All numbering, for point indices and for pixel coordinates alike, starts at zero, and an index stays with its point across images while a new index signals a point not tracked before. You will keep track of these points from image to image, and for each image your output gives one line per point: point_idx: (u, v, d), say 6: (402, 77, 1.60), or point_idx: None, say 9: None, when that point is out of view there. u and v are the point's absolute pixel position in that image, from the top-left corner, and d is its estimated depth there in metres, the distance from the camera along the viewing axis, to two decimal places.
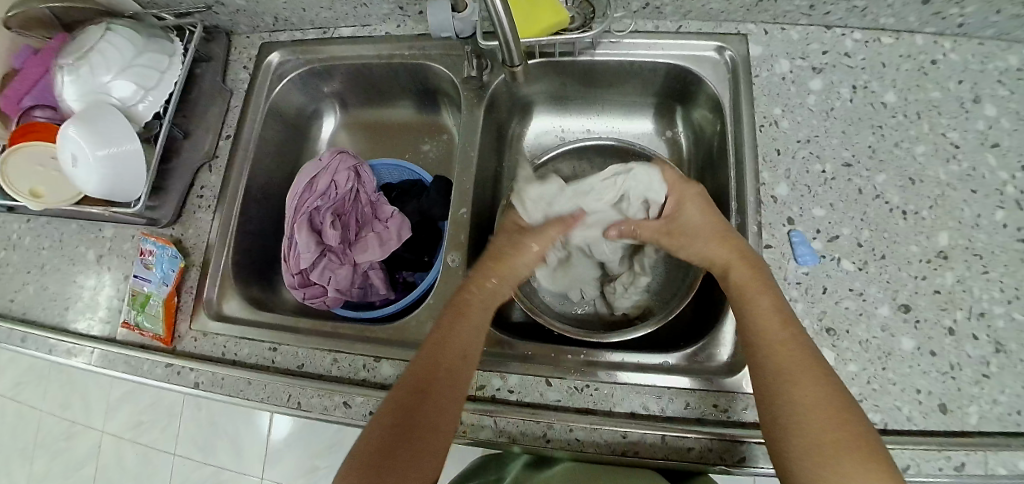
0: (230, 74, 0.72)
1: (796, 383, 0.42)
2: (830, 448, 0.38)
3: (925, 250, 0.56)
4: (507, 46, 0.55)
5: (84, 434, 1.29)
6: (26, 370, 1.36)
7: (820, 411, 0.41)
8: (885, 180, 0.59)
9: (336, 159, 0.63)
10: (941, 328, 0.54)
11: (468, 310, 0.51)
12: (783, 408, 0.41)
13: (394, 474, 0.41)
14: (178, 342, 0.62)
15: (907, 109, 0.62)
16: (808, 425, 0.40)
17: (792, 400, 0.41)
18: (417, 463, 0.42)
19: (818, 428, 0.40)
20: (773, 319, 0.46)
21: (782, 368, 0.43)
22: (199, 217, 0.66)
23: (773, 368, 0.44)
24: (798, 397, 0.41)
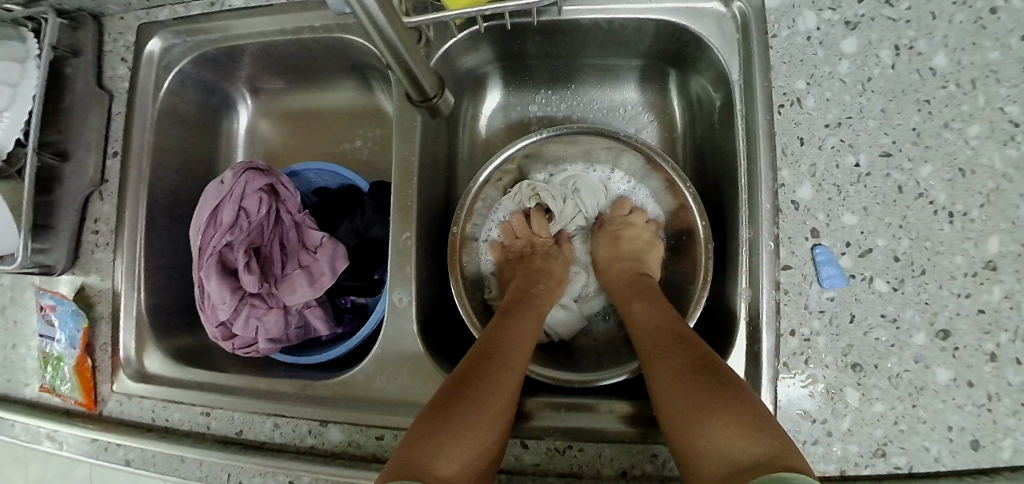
0: (109, 69, 0.57)
1: (669, 365, 0.43)
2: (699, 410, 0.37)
3: (971, 260, 0.47)
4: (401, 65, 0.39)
5: None
6: None
7: (698, 378, 0.40)
8: (929, 173, 0.48)
9: (241, 181, 0.50)
10: (981, 354, 0.46)
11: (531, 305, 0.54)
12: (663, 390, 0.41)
13: (459, 424, 0.38)
14: (102, 406, 0.54)
15: (959, 76, 0.49)
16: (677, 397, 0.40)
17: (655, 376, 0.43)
18: (473, 443, 0.37)
19: (689, 395, 0.39)
20: (651, 313, 0.50)
21: (664, 351, 0.44)
22: (100, 258, 0.55)
23: (661, 350, 0.45)
24: (671, 374, 0.42)
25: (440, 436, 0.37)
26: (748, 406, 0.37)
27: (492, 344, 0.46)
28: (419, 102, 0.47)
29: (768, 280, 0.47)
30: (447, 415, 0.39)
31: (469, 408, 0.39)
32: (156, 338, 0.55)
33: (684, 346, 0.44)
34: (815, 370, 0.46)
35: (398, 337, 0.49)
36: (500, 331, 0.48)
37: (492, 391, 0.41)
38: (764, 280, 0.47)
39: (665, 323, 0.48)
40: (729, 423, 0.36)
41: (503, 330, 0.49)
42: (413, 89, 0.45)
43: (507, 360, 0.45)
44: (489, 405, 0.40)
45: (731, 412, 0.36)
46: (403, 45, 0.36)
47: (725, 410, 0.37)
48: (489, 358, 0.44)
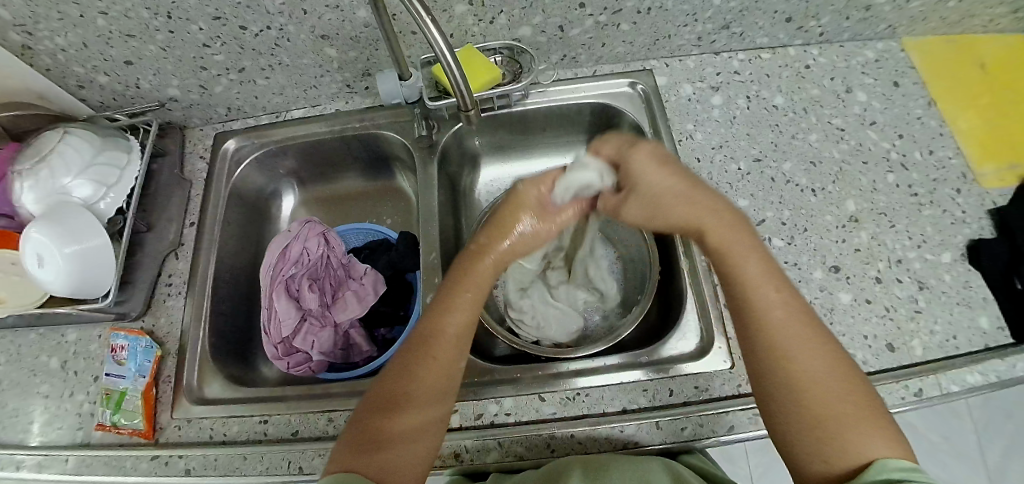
0: (188, 164, 0.74)
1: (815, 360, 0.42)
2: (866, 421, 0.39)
3: (838, 217, 0.65)
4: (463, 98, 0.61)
5: None
6: None
7: (846, 387, 0.41)
8: (790, 167, 0.69)
9: (305, 227, 0.66)
10: (869, 279, 0.61)
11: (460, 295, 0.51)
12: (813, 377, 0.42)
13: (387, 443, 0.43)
14: (160, 434, 0.58)
15: (794, 107, 0.74)
16: (836, 390, 0.41)
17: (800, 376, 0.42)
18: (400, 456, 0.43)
19: (842, 394, 0.41)
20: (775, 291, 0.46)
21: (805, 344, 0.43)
22: (170, 305, 0.65)
23: (794, 336, 0.43)
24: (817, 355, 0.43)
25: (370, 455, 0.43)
26: (888, 423, 0.40)
27: (412, 364, 0.47)
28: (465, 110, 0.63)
29: (698, 249, 0.64)
30: (381, 436, 0.44)
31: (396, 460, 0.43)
32: (216, 368, 0.63)
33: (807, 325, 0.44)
34: None
35: None
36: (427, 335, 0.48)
37: (416, 440, 0.44)
38: (695, 249, 0.64)
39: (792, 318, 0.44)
40: (850, 408, 0.40)
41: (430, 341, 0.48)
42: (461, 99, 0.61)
43: (425, 371, 0.47)
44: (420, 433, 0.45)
45: (868, 417, 0.40)
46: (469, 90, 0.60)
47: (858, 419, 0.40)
48: (422, 365, 0.47)
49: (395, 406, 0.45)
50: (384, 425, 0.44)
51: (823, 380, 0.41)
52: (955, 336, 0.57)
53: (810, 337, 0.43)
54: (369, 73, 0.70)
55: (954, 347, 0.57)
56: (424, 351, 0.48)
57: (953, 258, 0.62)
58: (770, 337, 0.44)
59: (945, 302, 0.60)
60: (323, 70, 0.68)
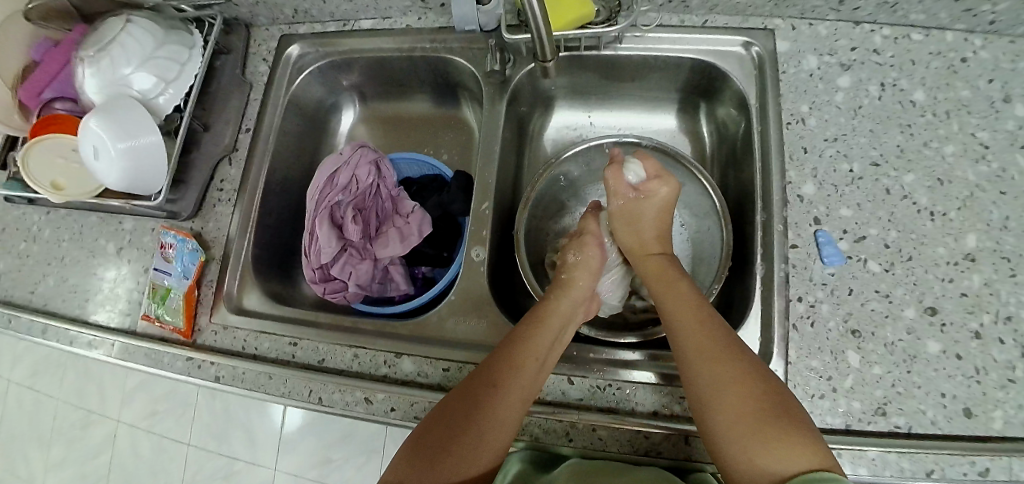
0: (250, 67, 0.71)
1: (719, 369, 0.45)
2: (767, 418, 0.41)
3: (953, 252, 0.55)
4: (541, 41, 0.55)
5: (81, 437, 1.17)
6: (20, 353, 1.25)
7: (772, 405, 0.42)
8: (913, 180, 0.58)
9: (359, 154, 0.63)
10: (967, 331, 0.53)
11: (546, 329, 0.51)
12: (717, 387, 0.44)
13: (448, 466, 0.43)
14: (198, 335, 0.62)
15: (936, 108, 0.61)
16: (733, 391, 0.43)
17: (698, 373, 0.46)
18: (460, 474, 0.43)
19: (740, 395, 0.43)
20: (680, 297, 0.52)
21: (703, 335, 0.48)
22: (219, 211, 0.66)
23: (700, 346, 0.47)
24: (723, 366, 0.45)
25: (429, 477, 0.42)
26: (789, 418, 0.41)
27: (485, 386, 0.46)
28: (540, 60, 0.58)
29: (780, 256, 0.56)
30: (438, 455, 0.43)
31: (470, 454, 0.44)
32: (257, 280, 0.65)
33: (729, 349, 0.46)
34: (821, 334, 0.53)
35: (471, 287, 0.59)
36: (508, 352, 0.49)
37: (489, 442, 0.45)
38: (776, 256, 0.57)
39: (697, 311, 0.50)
40: (773, 422, 0.41)
41: (522, 355, 0.48)
42: (541, 51, 0.57)
43: (508, 387, 0.46)
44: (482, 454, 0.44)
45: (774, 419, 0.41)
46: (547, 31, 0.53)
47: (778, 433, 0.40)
48: (490, 385, 0.46)
49: (463, 422, 0.45)
50: (443, 443, 0.44)
51: (731, 392, 0.43)
52: None
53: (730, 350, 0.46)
54: None
55: None
56: (508, 372, 0.47)
57: None
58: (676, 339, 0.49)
59: None
60: None
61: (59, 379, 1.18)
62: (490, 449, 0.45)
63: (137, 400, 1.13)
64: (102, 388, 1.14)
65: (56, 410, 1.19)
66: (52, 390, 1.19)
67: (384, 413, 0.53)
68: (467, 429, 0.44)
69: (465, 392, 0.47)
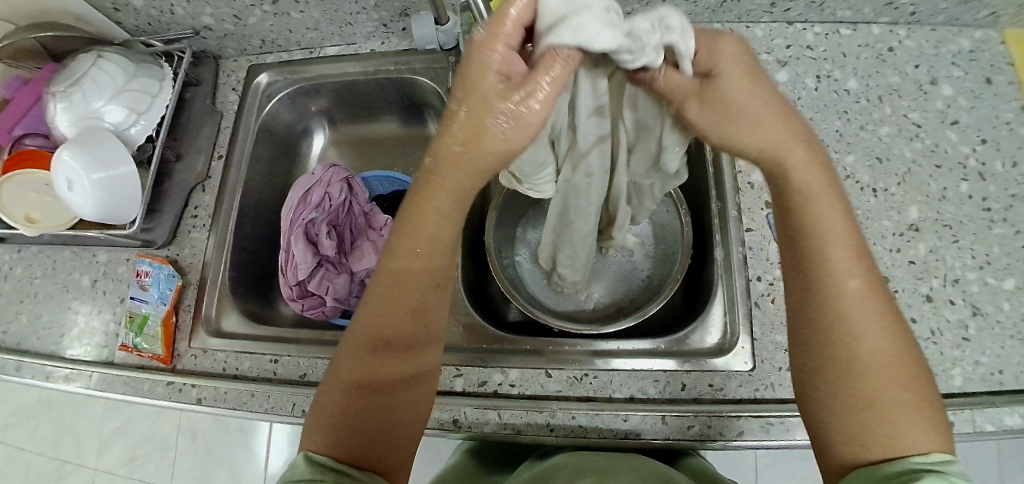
0: (220, 96, 0.73)
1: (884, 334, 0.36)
2: (917, 406, 0.34)
3: (897, 224, 0.59)
4: None
5: None
6: None
7: (913, 376, 0.35)
8: (853, 161, 0.62)
9: (330, 172, 0.64)
10: (919, 296, 0.56)
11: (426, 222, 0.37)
12: (874, 348, 0.35)
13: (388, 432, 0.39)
14: (177, 360, 0.62)
15: (869, 94, 0.66)
16: (892, 374, 0.35)
17: (856, 335, 0.36)
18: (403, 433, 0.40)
19: (895, 374, 0.35)
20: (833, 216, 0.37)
21: (856, 300, 0.36)
22: (194, 236, 0.67)
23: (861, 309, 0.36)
24: (890, 328, 0.36)
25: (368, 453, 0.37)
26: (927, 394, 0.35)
27: (384, 338, 0.39)
28: None
29: (737, 239, 0.59)
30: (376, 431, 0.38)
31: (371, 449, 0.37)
32: (234, 302, 0.65)
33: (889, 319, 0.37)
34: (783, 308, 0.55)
35: None
36: (393, 288, 0.39)
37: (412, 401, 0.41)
38: (734, 238, 0.59)
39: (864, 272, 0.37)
40: (913, 405, 0.34)
41: (396, 288, 0.39)
42: None
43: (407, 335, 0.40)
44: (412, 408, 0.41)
45: (919, 400, 0.35)
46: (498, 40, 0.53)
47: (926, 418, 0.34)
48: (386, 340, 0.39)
49: (384, 393, 0.39)
50: (373, 418, 0.38)
51: (889, 375, 0.35)
52: (1001, 371, 0.53)
53: (875, 306, 0.36)
54: (406, 13, 0.66)
55: (997, 383, 0.53)
56: (395, 308, 0.39)
57: (1016, 286, 0.56)
58: (833, 299, 0.36)
59: (998, 333, 0.54)
60: (359, 7, 0.64)
61: (32, 431, 1.14)
62: (403, 431, 0.40)
63: (115, 446, 1.09)
64: (78, 435, 1.11)
65: (28, 463, 1.14)
66: (24, 443, 1.14)
67: None
68: (366, 422, 0.38)
69: (369, 352, 0.39)
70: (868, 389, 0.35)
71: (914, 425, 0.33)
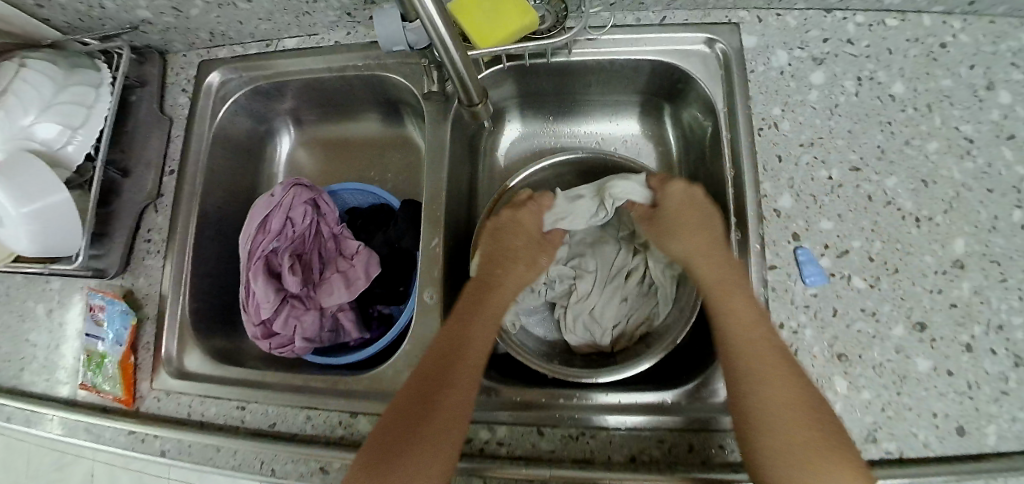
0: (169, 98, 0.65)
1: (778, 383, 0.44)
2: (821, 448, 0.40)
3: (940, 259, 0.52)
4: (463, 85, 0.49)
5: None
6: None
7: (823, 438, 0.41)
8: (896, 184, 0.53)
9: (290, 194, 0.56)
10: (957, 345, 0.50)
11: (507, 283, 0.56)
12: (768, 379, 0.44)
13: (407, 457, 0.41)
14: (139, 402, 0.58)
15: (916, 101, 0.56)
16: (797, 420, 0.42)
17: (763, 395, 0.43)
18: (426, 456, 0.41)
19: (800, 421, 0.42)
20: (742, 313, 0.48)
21: (768, 372, 0.44)
22: (149, 264, 0.60)
23: (764, 361, 0.45)
24: (793, 387, 0.43)
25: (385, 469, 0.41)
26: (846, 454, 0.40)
27: (440, 367, 0.46)
28: (466, 104, 0.54)
29: (759, 279, 0.52)
30: (398, 454, 0.41)
31: (420, 454, 0.41)
32: (197, 339, 0.59)
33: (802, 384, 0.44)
34: (806, 361, 0.50)
35: (424, 335, 0.54)
36: (457, 332, 0.49)
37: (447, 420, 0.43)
38: (754, 278, 0.52)
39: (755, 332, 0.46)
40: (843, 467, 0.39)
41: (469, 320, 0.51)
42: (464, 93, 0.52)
43: (454, 371, 0.46)
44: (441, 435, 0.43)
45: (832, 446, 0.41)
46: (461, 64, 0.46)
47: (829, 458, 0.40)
48: (450, 364, 0.47)
49: (417, 421, 0.43)
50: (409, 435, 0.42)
51: (792, 426, 0.42)
52: None
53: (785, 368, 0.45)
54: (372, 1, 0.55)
55: None
56: (456, 349, 0.48)
57: None
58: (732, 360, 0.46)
59: None
60: None
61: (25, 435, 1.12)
62: (429, 457, 0.41)
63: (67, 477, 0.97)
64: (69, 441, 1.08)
65: None
66: None
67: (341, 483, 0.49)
68: (406, 436, 0.42)
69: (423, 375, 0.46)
70: (768, 435, 0.42)
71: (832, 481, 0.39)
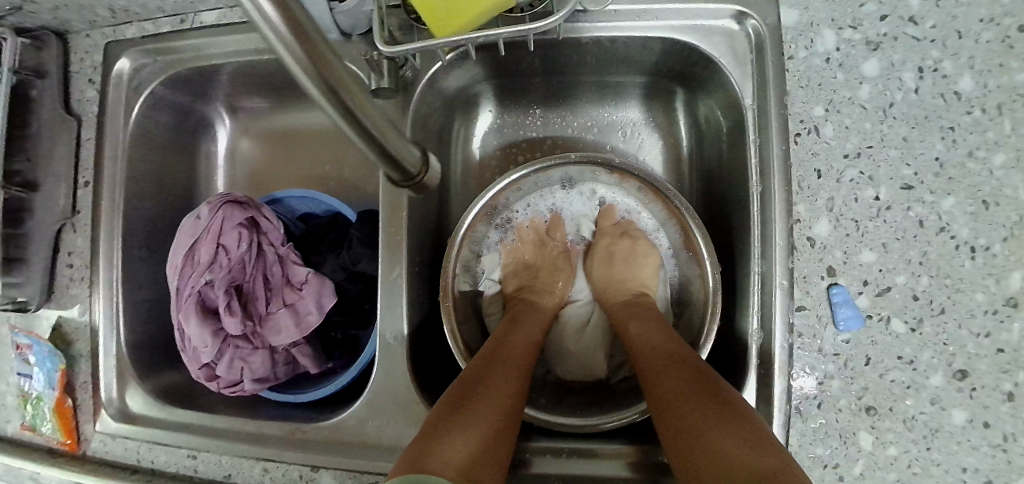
0: (76, 91, 0.54)
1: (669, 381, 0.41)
2: (704, 421, 0.36)
3: (993, 297, 0.44)
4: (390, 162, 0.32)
5: None
6: None
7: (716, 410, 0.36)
8: (952, 205, 0.44)
9: (219, 217, 0.47)
10: (999, 395, 0.44)
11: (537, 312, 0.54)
12: (661, 372, 0.42)
13: (460, 425, 0.36)
14: (84, 446, 0.52)
15: (986, 100, 0.45)
16: (678, 403, 0.38)
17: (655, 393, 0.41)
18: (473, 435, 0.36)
19: (688, 405, 0.37)
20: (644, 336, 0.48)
21: (661, 368, 0.42)
22: (75, 294, 0.52)
23: (658, 364, 0.43)
24: (672, 373, 0.41)
25: (433, 438, 0.35)
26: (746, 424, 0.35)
27: (492, 363, 0.44)
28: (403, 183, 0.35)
29: (783, 323, 0.44)
30: (455, 417, 0.37)
31: (473, 416, 0.37)
32: (138, 377, 0.52)
33: (697, 378, 0.40)
34: (831, 415, 0.44)
35: (391, 381, 0.47)
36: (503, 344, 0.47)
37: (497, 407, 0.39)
38: (778, 321, 0.45)
39: (663, 342, 0.46)
40: (732, 437, 0.34)
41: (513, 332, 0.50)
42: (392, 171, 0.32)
43: (506, 370, 0.43)
44: (489, 418, 0.38)
45: (719, 419, 0.35)
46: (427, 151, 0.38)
47: (726, 423, 0.35)
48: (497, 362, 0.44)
49: (468, 396, 0.39)
50: (462, 410, 0.38)
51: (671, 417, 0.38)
52: None
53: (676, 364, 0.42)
54: None
55: None
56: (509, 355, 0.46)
57: None
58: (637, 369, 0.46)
59: None
60: None
61: None
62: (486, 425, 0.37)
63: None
64: None
65: None
66: None
67: None
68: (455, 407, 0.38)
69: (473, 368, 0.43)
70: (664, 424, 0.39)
71: (727, 447, 0.33)
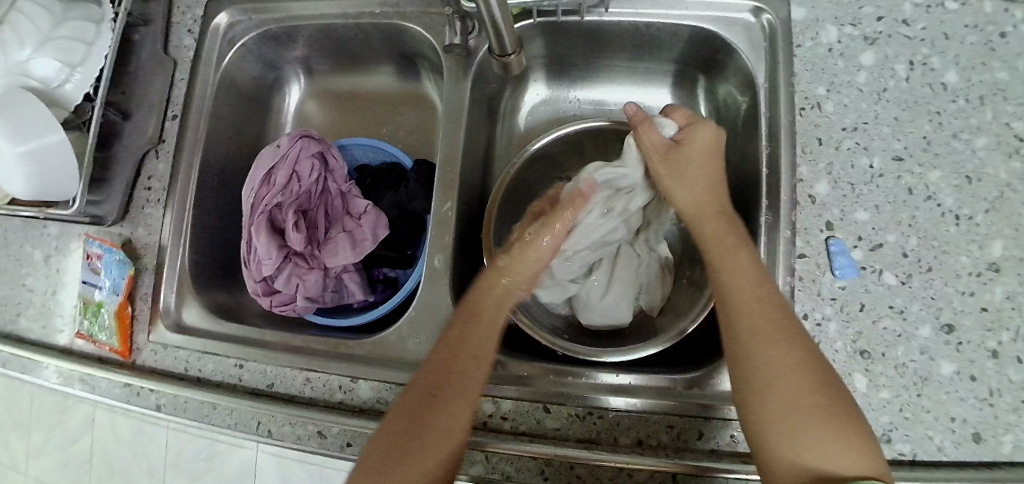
0: (174, 39, 0.62)
1: (783, 347, 0.39)
2: (829, 414, 0.36)
3: (976, 262, 0.49)
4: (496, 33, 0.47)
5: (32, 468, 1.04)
6: None
7: (832, 404, 0.36)
8: (938, 178, 0.50)
9: (297, 147, 0.53)
10: (984, 351, 0.47)
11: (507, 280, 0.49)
12: (780, 338, 0.39)
13: (400, 473, 0.37)
14: (136, 355, 0.56)
15: (969, 92, 0.52)
16: (799, 384, 0.37)
17: (764, 357, 0.39)
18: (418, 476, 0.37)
19: (808, 390, 0.36)
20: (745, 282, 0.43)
21: (772, 331, 0.39)
22: (149, 213, 0.59)
23: (762, 313, 0.40)
24: (799, 345, 0.39)
25: None
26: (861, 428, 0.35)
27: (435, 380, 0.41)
28: (500, 54, 0.51)
29: (785, 267, 0.50)
30: (391, 465, 0.38)
31: (409, 462, 0.38)
32: (195, 292, 0.57)
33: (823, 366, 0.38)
34: (827, 355, 0.48)
35: (431, 302, 0.52)
36: (453, 346, 0.43)
37: (438, 438, 0.39)
38: (781, 266, 0.50)
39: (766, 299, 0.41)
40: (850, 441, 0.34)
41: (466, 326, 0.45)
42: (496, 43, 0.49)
43: (451, 387, 0.41)
44: (432, 456, 0.38)
45: (831, 413, 0.35)
46: (496, 6, 0.41)
47: (840, 425, 0.35)
48: (434, 379, 0.41)
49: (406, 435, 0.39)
50: (399, 454, 0.38)
51: (783, 374, 0.37)
52: None
53: (786, 331, 0.39)
54: None
55: None
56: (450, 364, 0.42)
57: None
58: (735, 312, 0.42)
59: None
60: None
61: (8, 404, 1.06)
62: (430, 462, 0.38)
63: (77, 415, 1.01)
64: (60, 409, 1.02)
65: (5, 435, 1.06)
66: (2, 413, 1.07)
67: (338, 448, 0.48)
68: (393, 454, 0.38)
69: (415, 394, 0.41)
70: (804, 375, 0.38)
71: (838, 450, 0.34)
